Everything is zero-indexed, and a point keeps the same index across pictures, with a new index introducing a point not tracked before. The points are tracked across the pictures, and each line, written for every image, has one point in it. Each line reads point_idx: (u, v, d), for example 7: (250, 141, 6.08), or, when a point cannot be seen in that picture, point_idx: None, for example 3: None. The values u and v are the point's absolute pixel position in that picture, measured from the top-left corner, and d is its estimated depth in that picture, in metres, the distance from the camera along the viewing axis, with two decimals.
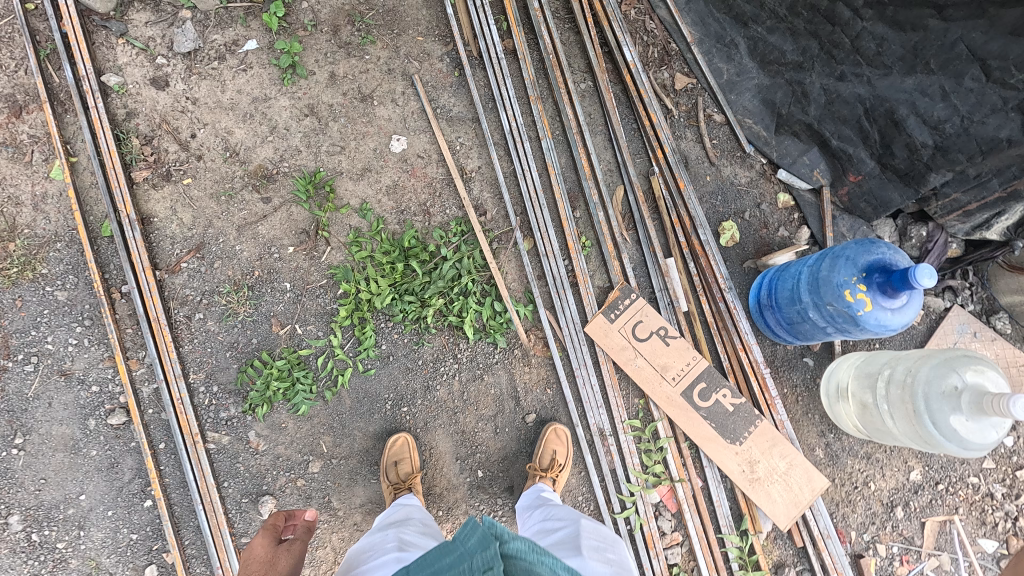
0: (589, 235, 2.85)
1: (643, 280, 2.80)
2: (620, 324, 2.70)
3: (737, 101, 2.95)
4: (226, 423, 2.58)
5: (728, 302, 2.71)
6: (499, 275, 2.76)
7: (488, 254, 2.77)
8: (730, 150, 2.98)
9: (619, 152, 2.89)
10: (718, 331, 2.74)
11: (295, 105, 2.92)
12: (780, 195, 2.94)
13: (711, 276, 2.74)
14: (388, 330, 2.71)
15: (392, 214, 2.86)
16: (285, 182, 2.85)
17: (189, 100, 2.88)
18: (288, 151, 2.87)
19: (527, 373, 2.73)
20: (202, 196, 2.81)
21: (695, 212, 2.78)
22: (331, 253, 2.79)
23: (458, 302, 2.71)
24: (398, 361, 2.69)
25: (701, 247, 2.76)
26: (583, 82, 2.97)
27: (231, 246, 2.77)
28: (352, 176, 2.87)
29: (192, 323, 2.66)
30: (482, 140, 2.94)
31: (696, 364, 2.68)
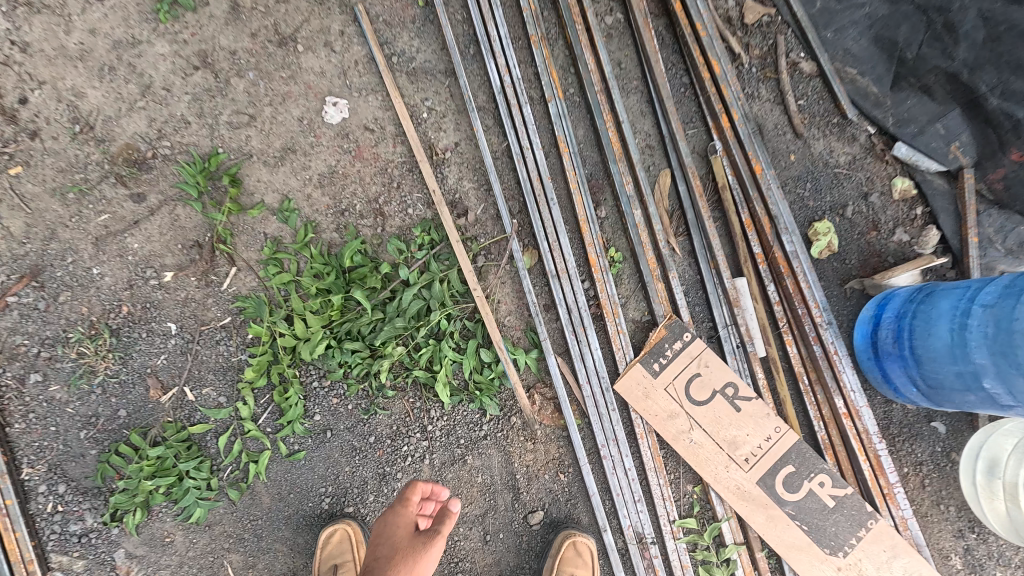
0: (619, 245, 1.94)
1: (699, 311, 1.91)
2: (668, 380, 1.83)
3: (836, 41, 2.00)
4: (80, 541, 1.75)
5: (827, 345, 1.83)
6: (485, 309, 1.82)
7: (469, 276, 1.84)
8: (823, 115, 2.03)
9: (664, 120, 1.94)
10: (810, 385, 1.87)
11: (179, 51, 1.94)
12: (898, 179, 2.00)
13: (800, 306, 1.85)
14: (323, 393, 1.84)
15: (327, 216, 1.93)
16: (166, 171, 1.91)
17: (13, 44, 1.89)
18: (169, 123, 1.92)
19: (530, 453, 1.87)
20: (38, 193, 1.87)
21: (778, 210, 1.87)
22: (237, 277, 1.88)
23: (426, 350, 1.82)
24: (339, 439, 1.84)
25: (786, 262, 1.86)
26: (609, 15, 1.99)
27: (85, 270, 1.85)
28: (267, 160, 1.93)
29: (27, 389, 1.78)
30: (460, 104, 1.98)
31: (781, 437, 1.81)
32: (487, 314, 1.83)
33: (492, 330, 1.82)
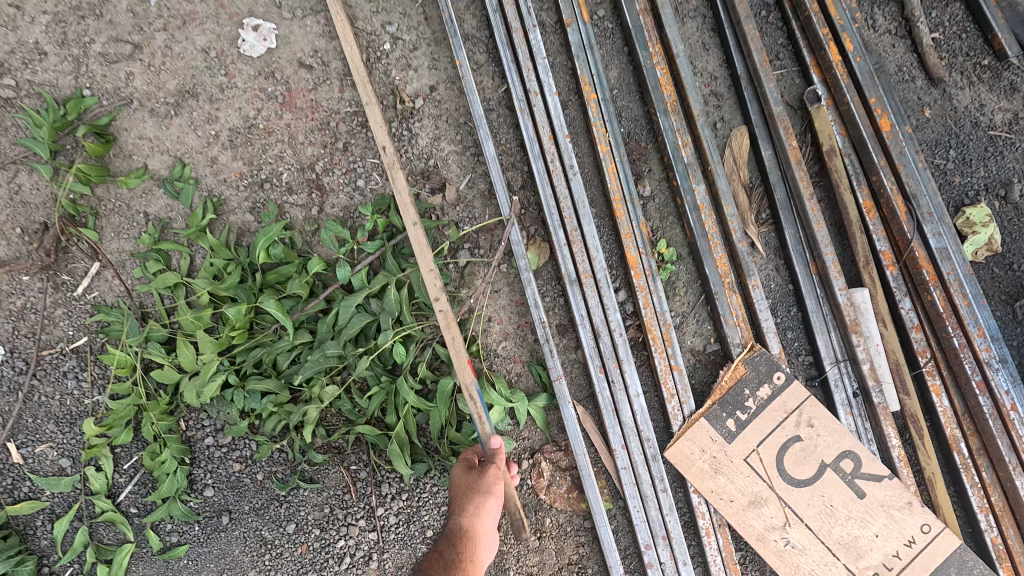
0: (671, 237, 1.30)
1: (792, 339, 1.27)
2: (748, 446, 1.18)
3: None
4: None
5: (1000, 396, 1.17)
6: (451, 331, 1.09)
7: (429, 276, 1.10)
8: (970, 52, 1.38)
9: (739, 54, 1.31)
10: (970, 459, 1.20)
11: None
12: None
13: (957, 332, 1.19)
14: (222, 455, 1.21)
15: (241, 190, 1.31)
16: (7, 122, 1.31)
17: None
18: (17, 54, 1.33)
19: (536, 554, 1.25)
20: None
21: (918, 186, 1.22)
22: (101, 278, 1.26)
23: (376, 393, 1.19)
24: (241, 528, 1.20)
25: (932, 265, 1.21)
26: None
27: None
28: (157, 109, 1.33)
29: None
30: (439, 32, 1.36)
31: (932, 545, 1.14)
32: (456, 341, 1.09)
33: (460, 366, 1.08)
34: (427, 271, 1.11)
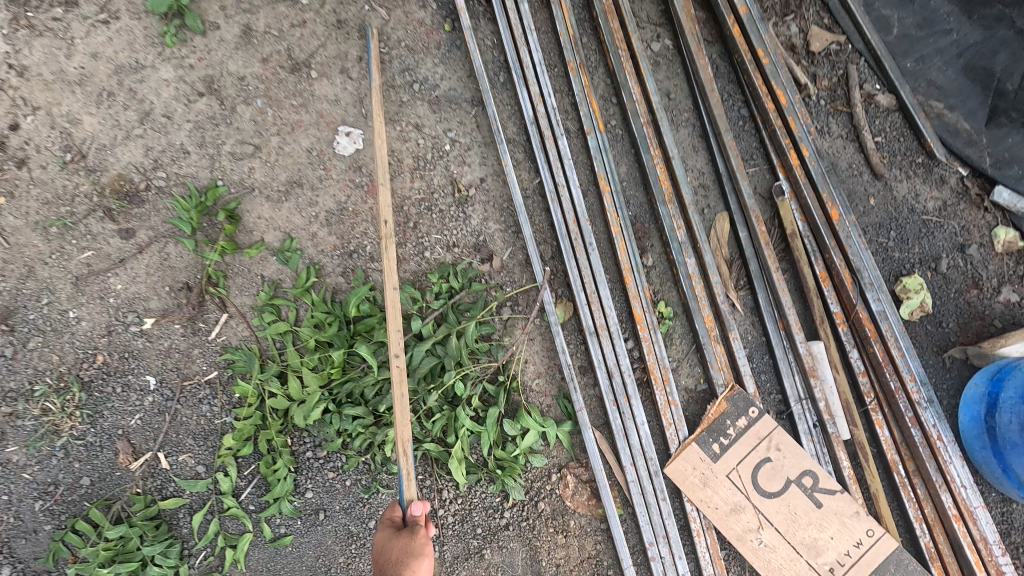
0: (668, 298, 1.67)
1: (765, 380, 1.61)
2: (729, 465, 1.50)
3: (920, 70, 1.75)
4: None
5: (927, 429, 1.50)
6: (400, 387, 1.27)
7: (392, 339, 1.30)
8: (906, 153, 1.75)
9: (722, 157, 1.69)
10: (907, 479, 1.52)
11: (185, 77, 1.79)
12: (999, 230, 1.70)
13: (893, 377, 1.52)
14: (319, 465, 1.56)
15: (334, 258, 1.70)
16: (159, 205, 1.72)
17: (12, 68, 1.77)
18: (168, 153, 1.75)
19: (562, 549, 1.56)
20: (19, 226, 1.69)
21: (861, 263, 1.57)
22: (229, 326, 1.64)
23: (440, 418, 1.54)
24: (334, 523, 1.55)
25: (872, 324, 1.55)
26: (656, 42, 1.78)
27: (61, 313, 1.64)
28: (271, 195, 1.73)
29: None
30: (488, 136, 1.77)
31: (875, 546, 1.46)
32: (403, 397, 1.28)
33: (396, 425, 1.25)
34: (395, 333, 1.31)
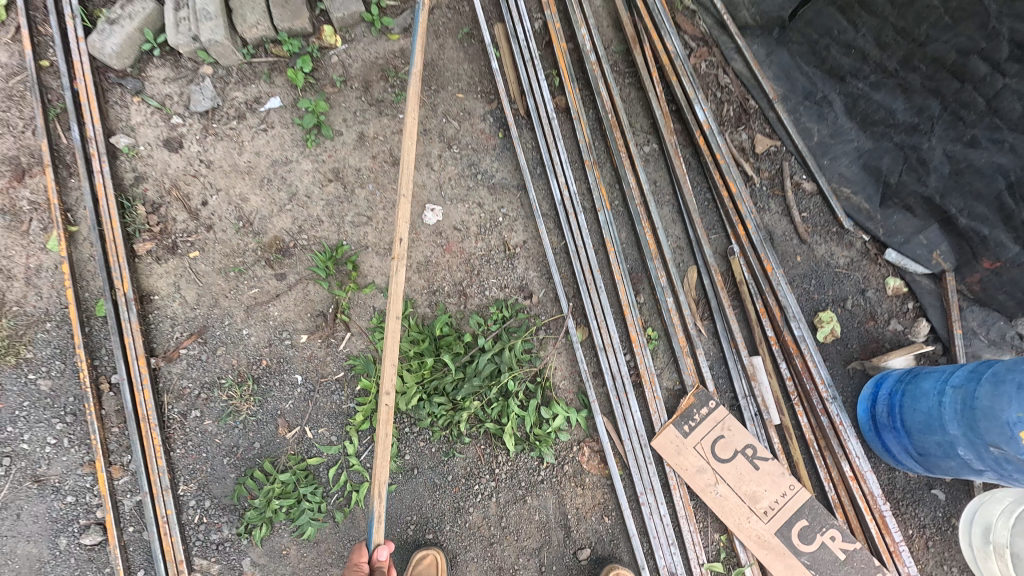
0: (654, 324, 2.38)
1: (723, 382, 2.31)
2: (696, 440, 2.19)
3: (833, 166, 2.50)
4: (217, 547, 2.18)
5: (833, 416, 2.18)
6: (385, 425, 1.81)
7: (386, 375, 1.84)
8: (824, 225, 2.49)
9: (692, 227, 2.44)
10: (820, 452, 2.20)
11: (319, 168, 2.59)
12: (890, 279, 2.42)
13: (809, 381, 2.22)
14: (413, 437, 2.27)
15: (422, 295, 2.44)
16: (303, 257, 2.49)
17: (203, 163, 2.59)
18: (307, 221, 2.53)
19: (580, 497, 2.24)
20: (208, 271, 2.47)
21: (787, 302, 2.29)
22: (351, 340, 2.39)
23: (497, 406, 2.25)
24: (424, 476, 2.25)
25: (795, 344, 2.26)
26: (646, 145, 2.56)
27: (236, 330, 2.40)
28: (380, 251, 2.50)
29: (187, 422, 2.28)
30: (528, 211, 2.52)
31: (795, 495, 2.13)
32: (385, 431, 1.82)
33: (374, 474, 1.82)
34: (393, 349, 1.87)
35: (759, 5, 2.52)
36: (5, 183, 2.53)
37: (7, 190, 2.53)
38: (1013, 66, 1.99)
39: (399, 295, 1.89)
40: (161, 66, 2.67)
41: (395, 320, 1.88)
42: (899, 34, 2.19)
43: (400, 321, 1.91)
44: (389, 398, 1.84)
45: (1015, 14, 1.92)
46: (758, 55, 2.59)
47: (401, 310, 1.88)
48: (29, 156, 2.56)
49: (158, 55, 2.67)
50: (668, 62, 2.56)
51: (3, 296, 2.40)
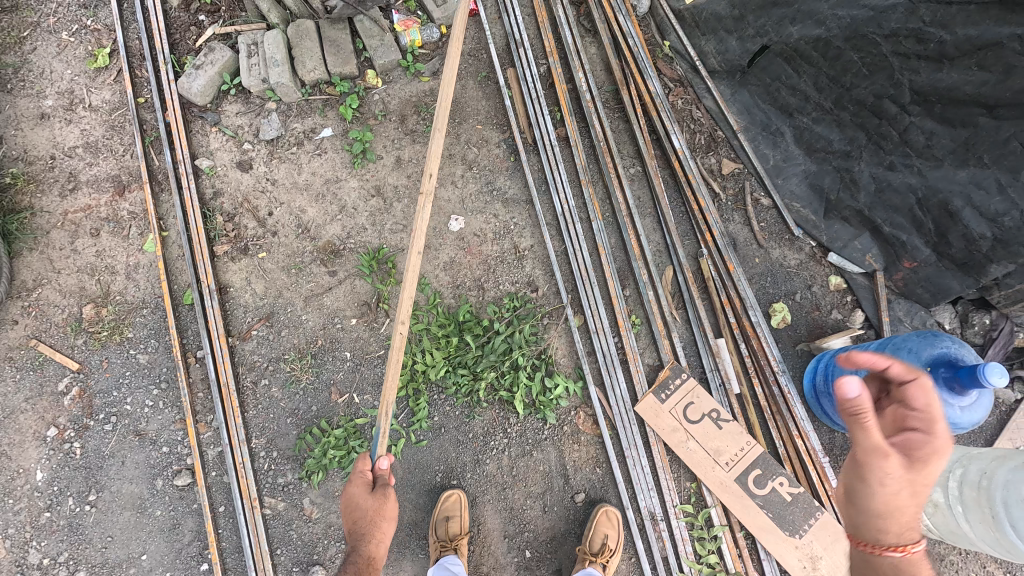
0: (638, 312, 2.91)
1: (694, 359, 2.84)
2: (671, 405, 2.70)
3: (785, 185, 3.05)
4: (283, 488, 2.70)
5: (782, 386, 2.70)
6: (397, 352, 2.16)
7: (403, 305, 2.17)
8: (778, 233, 3.04)
9: (668, 234, 2.98)
10: (772, 415, 2.71)
11: (364, 186, 3.15)
12: (832, 277, 2.98)
13: (763, 357, 2.76)
14: (441, 402, 2.79)
15: (448, 288, 2.96)
16: (350, 257, 3.04)
17: (269, 181, 3.15)
18: (354, 229, 3.09)
19: (577, 451, 2.74)
20: (274, 268, 3.01)
21: (745, 294, 2.84)
22: (391, 325, 2.93)
23: (509, 376, 2.78)
24: (450, 434, 2.76)
25: (752, 328, 2.80)
26: (632, 167, 3.12)
27: (297, 316, 2.94)
28: None
29: (258, 389, 2.82)
30: (535, 221, 3.05)
31: (751, 449, 2.63)
32: (398, 356, 2.17)
33: (383, 397, 2.16)
34: (411, 284, 2.20)
35: (723, 54, 3.11)
36: (109, 197, 3.10)
37: (111, 202, 3.10)
38: (915, 107, 2.50)
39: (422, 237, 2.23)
40: (234, 102, 3.26)
41: (417, 254, 2.22)
42: (831, 81, 2.73)
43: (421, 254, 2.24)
44: (404, 328, 2.18)
45: (912, 69, 2.43)
46: (724, 94, 3.17)
47: (423, 247, 2.23)
48: (129, 175, 3.15)
49: (233, 93, 3.26)
50: (650, 100, 3.15)
51: (109, 287, 2.96)
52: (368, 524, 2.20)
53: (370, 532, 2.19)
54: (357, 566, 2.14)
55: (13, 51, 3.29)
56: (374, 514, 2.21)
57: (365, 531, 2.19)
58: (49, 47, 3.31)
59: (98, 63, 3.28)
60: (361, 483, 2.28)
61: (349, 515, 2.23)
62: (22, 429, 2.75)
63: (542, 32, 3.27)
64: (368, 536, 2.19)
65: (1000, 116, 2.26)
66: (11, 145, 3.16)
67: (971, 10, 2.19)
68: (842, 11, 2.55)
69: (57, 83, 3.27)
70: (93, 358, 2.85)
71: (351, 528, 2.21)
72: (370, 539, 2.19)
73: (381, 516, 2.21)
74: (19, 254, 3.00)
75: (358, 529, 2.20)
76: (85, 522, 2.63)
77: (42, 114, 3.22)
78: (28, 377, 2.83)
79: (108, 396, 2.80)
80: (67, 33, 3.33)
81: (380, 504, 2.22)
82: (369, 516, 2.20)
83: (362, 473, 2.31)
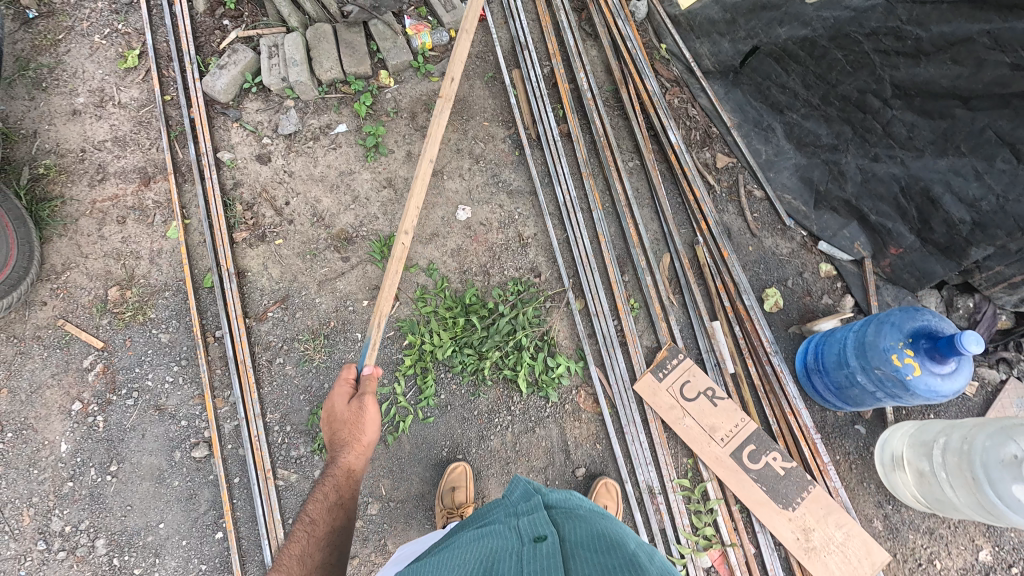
0: (637, 297, 3.04)
1: (690, 342, 2.97)
2: (669, 383, 2.82)
3: (777, 178, 3.21)
4: (295, 461, 2.85)
5: (774, 366, 2.84)
6: (396, 263, 2.52)
7: (407, 217, 2.54)
8: (771, 223, 3.19)
9: (665, 223, 3.14)
10: (766, 394, 2.84)
11: (376, 178, 3.33)
12: (823, 265, 3.13)
13: (756, 339, 2.90)
14: (447, 380, 2.91)
15: (456, 273, 3.08)
16: (362, 245, 3.21)
17: (287, 173, 3.32)
18: (367, 218, 3.26)
19: (578, 428, 2.86)
20: (290, 254, 3.17)
21: (739, 279, 2.99)
22: (399, 308, 3.01)
23: (513, 356, 2.89)
24: (456, 411, 2.87)
25: (746, 311, 2.95)
26: (631, 161, 3.28)
27: (311, 299, 3.09)
28: (421, 240, 3.11)
29: (273, 366, 2.97)
30: (538, 211, 3.20)
31: (745, 426, 2.75)
32: (397, 266, 2.53)
33: (377, 306, 2.49)
34: (420, 188, 2.58)
35: (717, 56, 3.30)
36: (135, 187, 3.25)
37: (136, 192, 3.24)
38: (896, 101, 2.65)
39: (434, 146, 2.61)
40: (255, 100, 3.44)
41: (428, 162, 2.59)
42: (818, 78, 2.89)
43: (431, 166, 2.61)
44: (405, 239, 2.55)
45: (892, 65, 2.59)
46: (718, 93, 3.35)
47: (434, 154, 2.60)
48: (154, 167, 3.29)
49: (254, 91, 3.45)
50: (647, 99, 3.33)
51: (133, 271, 3.09)
52: (346, 434, 2.25)
53: (347, 440, 2.23)
54: (334, 477, 2.14)
55: (48, 52, 3.46)
56: (350, 424, 2.27)
57: (343, 440, 2.24)
58: (82, 49, 3.49)
59: (128, 63, 3.46)
60: (344, 394, 2.40)
61: (333, 424, 2.34)
62: (48, 403, 2.86)
63: (546, 36, 3.48)
64: (345, 446, 2.22)
65: (975, 107, 2.41)
66: (43, 139, 3.28)
67: (945, 8, 2.33)
68: (826, 12, 2.72)
69: (88, 82, 3.43)
70: (116, 337, 2.98)
71: (333, 438, 2.29)
72: (347, 449, 2.21)
73: (357, 424, 2.26)
74: (49, 241, 3.10)
75: (338, 438, 2.27)
76: (107, 491, 2.77)
77: (73, 110, 3.36)
78: (54, 355, 2.94)
79: (130, 372, 2.94)
80: (99, 36, 3.52)
81: (355, 414, 2.27)
82: (346, 425, 2.27)
83: (347, 385, 2.43)
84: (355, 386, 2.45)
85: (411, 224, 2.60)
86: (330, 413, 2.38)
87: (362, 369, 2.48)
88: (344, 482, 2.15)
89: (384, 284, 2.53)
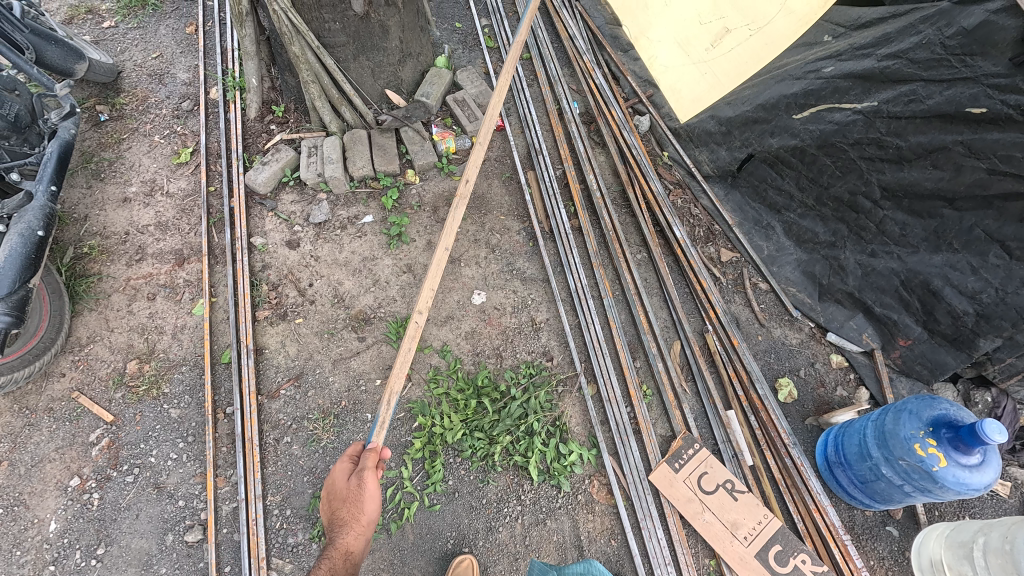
0: (649, 384, 3.04)
1: (705, 431, 2.92)
2: (685, 474, 2.74)
3: (781, 272, 3.35)
4: (292, 549, 2.71)
5: (794, 458, 2.76)
6: (410, 342, 2.59)
7: (422, 299, 2.69)
8: (778, 313, 3.27)
9: (675, 311, 3.23)
10: (787, 489, 2.74)
11: (397, 263, 3.52)
12: (833, 355, 3.15)
13: (773, 429, 2.85)
14: (455, 465, 2.82)
15: (468, 355, 3.12)
16: (379, 325, 3.31)
17: (313, 258, 3.51)
18: (385, 299, 3.39)
19: (591, 521, 2.71)
20: (308, 332, 3.25)
21: (751, 368, 3.01)
22: (410, 389, 3.01)
23: (524, 441, 2.83)
24: (463, 499, 2.74)
25: (759, 400, 2.92)
26: (639, 253, 3.45)
27: (324, 377, 3.12)
28: (437, 322, 3.20)
29: (279, 446, 2.92)
30: (550, 297, 3.31)
31: (769, 523, 2.62)
32: (408, 350, 2.58)
33: (389, 382, 2.49)
34: (435, 274, 2.77)
35: (716, 162, 3.62)
36: (168, 267, 3.42)
37: (169, 272, 3.41)
38: (886, 203, 2.88)
39: (449, 237, 2.85)
40: (290, 193, 3.75)
41: (445, 251, 2.81)
42: (811, 181, 3.16)
43: (445, 253, 2.82)
44: (418, 321, 2.65)
45: (878, 170, 2.85)
46: (718, 194, 3.63)
47: (451, 243, 2.84)
48: (190, 249, 3.50)
49: (291, 184, 3.77)
50: (652, 198, 3.60)
51: (155, 346, 3.16)
52: (346, 513, 2.18)
53: (346, 519, 2.16)
54: (332, 558, 2.04)
55: (111, 148, 3.86)
56: (350, 501, 2.21)
57: (342, 520, 2.16)
58: (142, 147, 3.89)
59: (181, 159, 3.83)
60: (344, 471, 2.36)
61: (333, 504, 2.28)
62: (46, 478, 2.79)
63: (558, 142, 3.85)
64: (344, 525, 2.14)
65: (960, 207, 2.61)
66: (91, 223, 3.54)
67: (918, 122, 2.62)
68: (812, 125, 3.03)
69: (142, 174, 3.77)
70: (127, 411, 2.98)
71: (331, 518, 2.22)
72: (346, 529, 2.13)
73: (356, 501, 2.19)
74: (78, 313, 3.22)
75: (337, 518, 2.19)
76: None
77: (125, 197, 3.67)
78: (62, 428, 2.91)
79: (135, 447, 2.90)
80: (158, 136, 3.95)
81: (355, 492, 2.22)
82: (345, 503, 2.22)
83: (348, 461, 2.39)
84: (356, 462, 2.41)
85: (426, 305, 2.73)
86: (331, 491, 2.34)
87: (367, 446, 2.45)
88: (341, 565, 2.04)
89: (395, 363, 2.57)
